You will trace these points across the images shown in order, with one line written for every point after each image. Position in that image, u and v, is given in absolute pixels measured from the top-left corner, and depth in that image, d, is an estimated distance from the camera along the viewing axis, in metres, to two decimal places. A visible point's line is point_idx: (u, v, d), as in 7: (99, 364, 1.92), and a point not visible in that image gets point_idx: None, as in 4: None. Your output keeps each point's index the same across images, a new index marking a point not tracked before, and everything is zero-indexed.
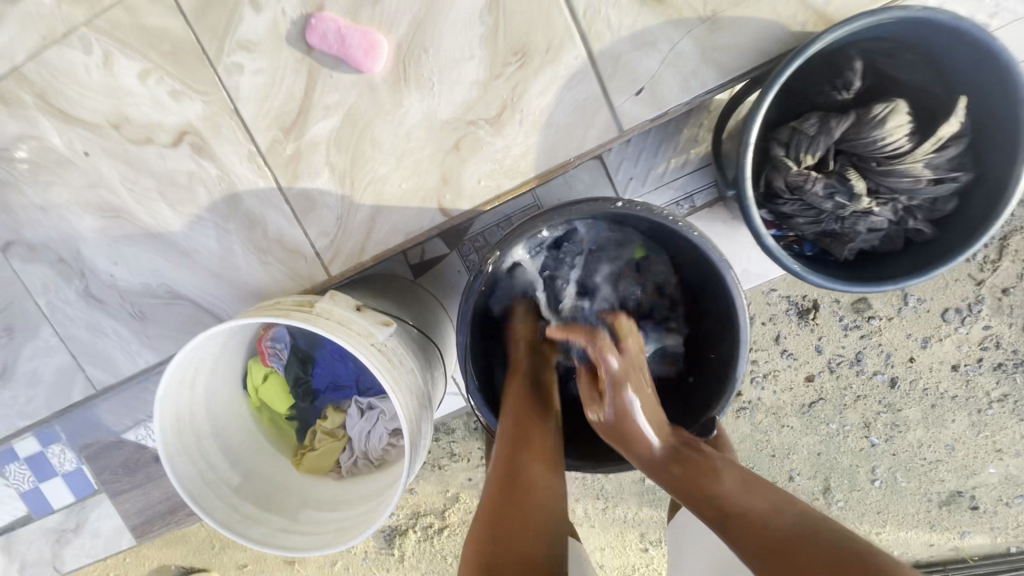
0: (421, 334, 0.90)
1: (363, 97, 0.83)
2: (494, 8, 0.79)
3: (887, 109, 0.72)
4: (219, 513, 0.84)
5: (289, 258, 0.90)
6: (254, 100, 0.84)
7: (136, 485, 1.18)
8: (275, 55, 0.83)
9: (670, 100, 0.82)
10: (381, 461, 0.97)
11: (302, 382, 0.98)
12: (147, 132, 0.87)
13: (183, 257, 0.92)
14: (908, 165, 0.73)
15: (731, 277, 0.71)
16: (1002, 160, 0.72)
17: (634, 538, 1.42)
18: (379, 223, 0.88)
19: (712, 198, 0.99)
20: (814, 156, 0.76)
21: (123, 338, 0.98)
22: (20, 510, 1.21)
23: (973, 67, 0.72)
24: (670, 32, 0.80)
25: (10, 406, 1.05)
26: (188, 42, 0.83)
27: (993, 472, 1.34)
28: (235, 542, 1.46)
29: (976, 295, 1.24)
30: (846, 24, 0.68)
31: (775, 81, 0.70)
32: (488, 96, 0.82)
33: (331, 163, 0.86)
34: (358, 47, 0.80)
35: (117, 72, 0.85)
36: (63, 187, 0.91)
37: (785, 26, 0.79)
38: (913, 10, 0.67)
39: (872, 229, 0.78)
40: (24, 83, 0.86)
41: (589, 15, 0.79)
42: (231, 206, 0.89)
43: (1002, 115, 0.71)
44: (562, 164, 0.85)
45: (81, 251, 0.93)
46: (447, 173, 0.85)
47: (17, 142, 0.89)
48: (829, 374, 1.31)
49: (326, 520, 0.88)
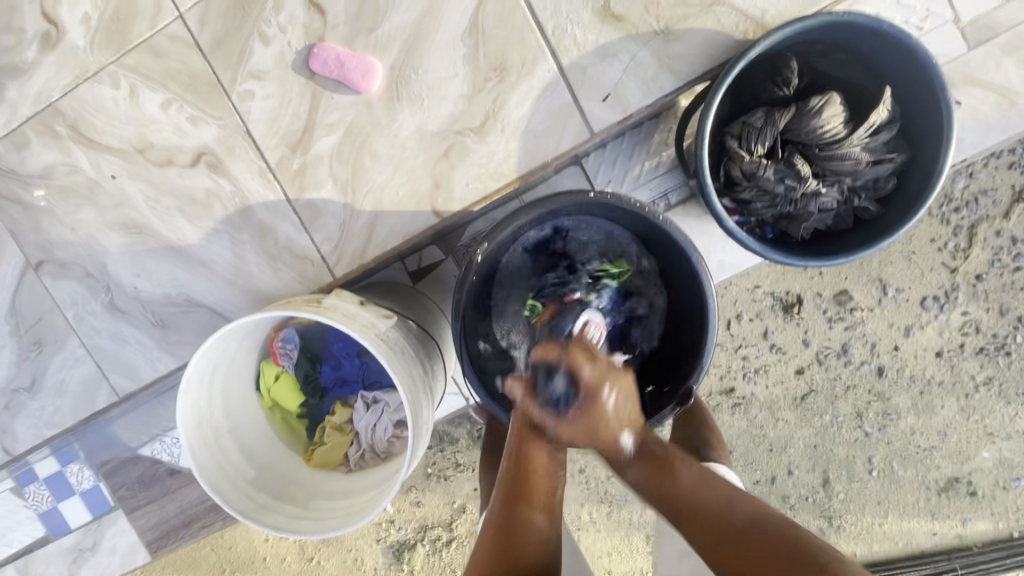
0: (419, 329, 0.96)
1: (361, 115, 0.93)
2: (474, 33, 0.90)
3: (822, 101, 0.83)
4: (237, 501, 0.89)
5: (298, 264, 0.99)
6: (264, 122, 0.94)
7: (151, 499, 1.23)
8: (282, 81, 0.93)
9: (633, 104, 0.92)
10: (387, 453, 1.02)
11: (311, 379, 1.07)
12: (168, 155, 0.97)
13: (201, 267, 1.00)
14: (846, 149, 0.83)
15: (696, 257, 0.80)
16: (929, 142, 0.82)
17: (640, 540, 1.43)
18: (379, 227, 0.97)
19: (686, 195, 1.03)
20: (763, 146, 0.85)
21: (145, 345, 1.05)
22: (38, 531, 1.25)
23: (895, 60, 0.82)
24: (629, 45, 0.91)
25: (37, 417, 1.12)
26: (205, 73, 0.94)
27: (987, 456, 1.37)
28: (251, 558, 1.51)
29: (951, 282, 1.30)
30: (779, 31, 0.78)
31: (722, 82, 0.79)
32: (473, 108, 0.92)
33: (334, 175, 0.95)
34: (355, 70, 0.90)
35: (141, 103, 0.96)
36: (92, 209, 1.00)
37: (729, 35, 0.90)
38: (836, 15, 0.77)
39: (823, 209, 0.87)
40: (60, 117, 0.97)
41: (558, 34, 0.90)
42: (244, 218, 0.98)
43: (924, 101, 0.82)
44: (542, 164, 0.94)
45: (107, 266, 1.02)
46: (439, 178, 0.95)
47: (52, 169, 0.99)
48: (818, 366, 1.36)
49: (337, 506, 0.94)
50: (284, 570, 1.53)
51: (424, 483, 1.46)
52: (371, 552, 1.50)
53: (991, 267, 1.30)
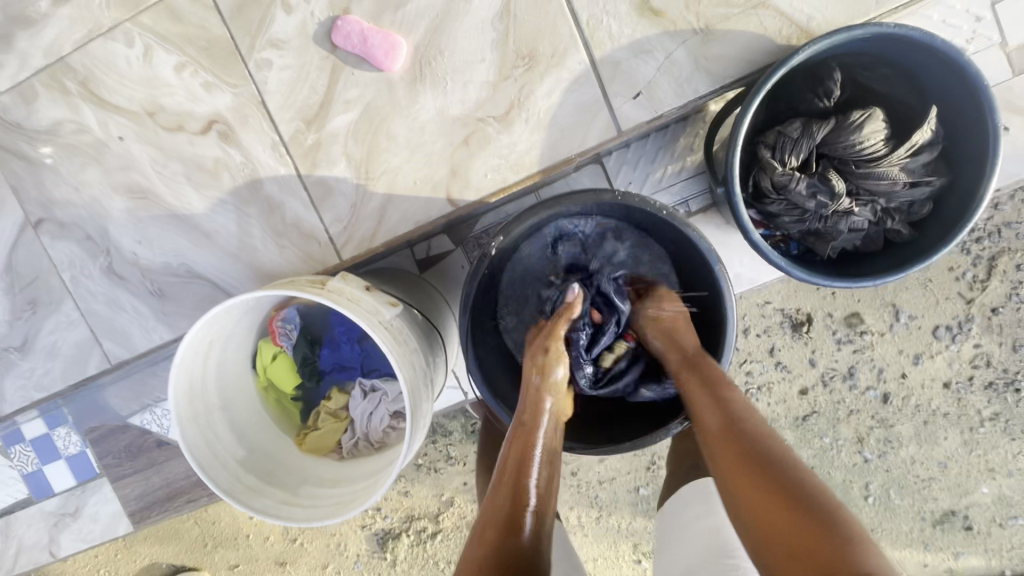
0: (424, 321, 0.93)
1: (382, 94, 0.90)
2: (505, 16, 0.87)
3: (864, 116, 0.79)
4: (225, 483, 0.87)
5: (304, 242, 0.96)
6: (281, 93, 0.91)
7: (136, 470, 1.20)
8: (302, 52, 0.90)
9: (665, 104, 0.88)
10: (381, 444, 1.00)
11: (309, 362, 1.03)
12: (179, 120, 0.94)
13: (205, 238, 0.97)
14: (884, 168, 0.79)
15: (719, 267, 0.77)
16: (970, 168, 0.79)
17: (627, 549, 1.40)
18: (390, 211, 0.93)
19: (707, 203, 1.00)
20: (797, 158, 0.81)
21: (141, 314, 1.02)
22: (22, 492, 1.24)
23: (945, 81, 0.78)
24: (665, 42, 0.87)
25: (27, 377, 1.09)
26: (223, 39, 0.90)
27: (986, 491, 1.34)
28: (232, 539, 1.50)
29: (966, 313, 1.27)
30: (826, 39, 0.74)
31: (763, 88, 0.75)
32: (497, 95, 0.89)
33: (348, 153, 0.92)
34: (378, 46, 0.87)
35: (155, 64, 0.92)
36: (97, 170, 0.97)
37: (771, 39, 0.86)
38: (887, 26, 0.73)
39: (853, 229, 0.83)
40: (69, 72, 0.94)
41: (593, 24, 0.87)
42: (252, 191, 0.94)
43: (970, 125, 0.78)
44: (564, 160, 0.91)
45: (109, 229, 0.99)
46: (457, 166, 0.91)
47: (60, 124, 0.96)
48: (822, 388, 1.33)
49: (325, 494, 0.91)
50: (266, 549, 1.51)
51: (413, 474, 1.43)
52: (355, 538, 1.48)
53: (1008, 301, 1.26)
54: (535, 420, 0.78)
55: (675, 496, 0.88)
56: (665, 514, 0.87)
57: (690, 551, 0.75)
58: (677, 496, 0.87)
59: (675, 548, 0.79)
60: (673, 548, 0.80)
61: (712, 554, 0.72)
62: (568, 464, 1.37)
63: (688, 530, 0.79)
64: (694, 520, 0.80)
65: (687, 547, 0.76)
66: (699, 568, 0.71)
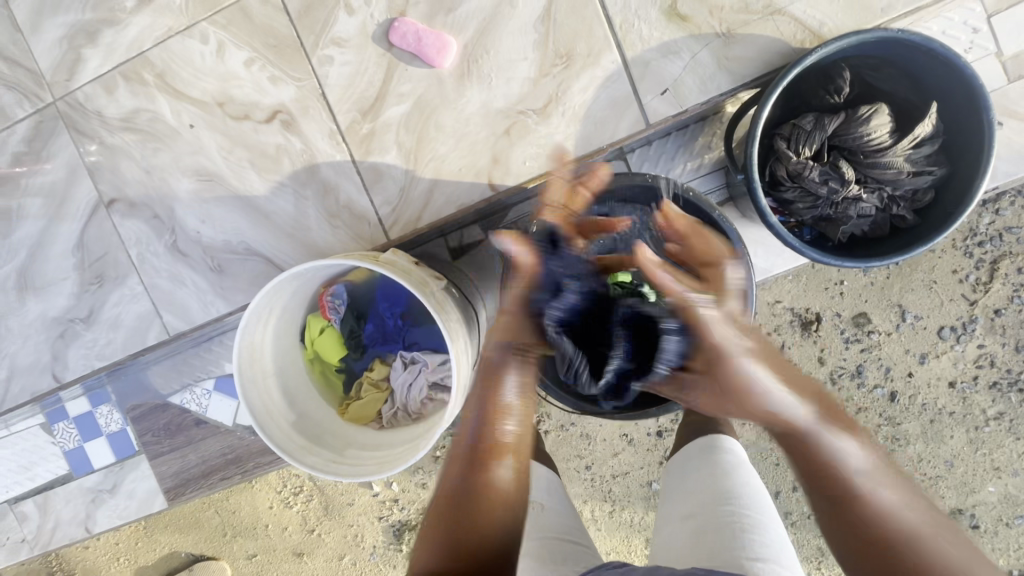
0: (461, 297, 1.00)
1: (432, 88, 0.99)
2: (546, 20, 0.96)
3: (871, 110, 0.88)
4: (282, 441, 0.94)
5: (355, 224, 1.04)
6: (340, 86, 1.00)
7: (174, 448, 1.25)
8: (361, 49, 0.99)
9: (689, 99, 0.97)
10: (418, 414, 1.06)
11: (355, 335, 1.10)
12: (246, 110, 1.03)
13: (264, 218, 1.06)
14: (889, 158, 0.87)
15: (740, 245, 0.84)
16: (968, 159, 0.87)
17: (640, 543, 1.44)
18: (436, 194, 1.02)
19: (723, 198, 1.09)
20: (811, 148, 0.90)
21: (200, 288, 1.10)
22: (62, 468, 1.31)
23: (945, 80, 0.87)
24: (691, 44, 0.96)
25: (88, 347, 1.16)
26: (291, 36, 1.00)
27: (992, 490, 1.38)
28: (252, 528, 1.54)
29: (970, 315, 1.33)
30: (836, 41, 0.83)
31: (780, 83, 0.84)
32: (537, 91, 0.98)
33: (399, 142, 1.01)
34: (432, 45, 0.96)
35: (226, 59, 1.02)
36: (168, 153, 1.06)
37: (787, 42, 0.96)
38: (891, 30, 0.82)
39: (862, 214, 0.92)
40: (149, 65, 1.04)
41: (625, 27, 0.96)
42: (310, 174, 1.03)
43: (968, 119, 0.86)
44: (596, 149, 0.99)
45: (175, 209, 1.08)
46: (498, 153, 1.00)
47: (136, 112, 1.06)
48: (831, 386, 1.39)
49: (371, 455, 0.99)
50: (285, 539, 1.55)
51: (431, 466, 1.45)
52: (372, 529, 1.50)
53: (1010, 303, 1.32)
54: (500, 373, 0.76)
55: (681, 453, 0.95)
56: (671, 469, 0.94)
57: (693, 499, 0.82)
58: (684, 452, 0.94)
59: (679, 497, 0.86)
60: (676, 497, 0.87)
61: (715, 500, 0.79)
62: (582, 457, 1.40)
63: (692, 484, 0.86)
64: (700, 474, 0.86)
65: (691, 496, 0.83)
66: (701, 512, 0.78)
